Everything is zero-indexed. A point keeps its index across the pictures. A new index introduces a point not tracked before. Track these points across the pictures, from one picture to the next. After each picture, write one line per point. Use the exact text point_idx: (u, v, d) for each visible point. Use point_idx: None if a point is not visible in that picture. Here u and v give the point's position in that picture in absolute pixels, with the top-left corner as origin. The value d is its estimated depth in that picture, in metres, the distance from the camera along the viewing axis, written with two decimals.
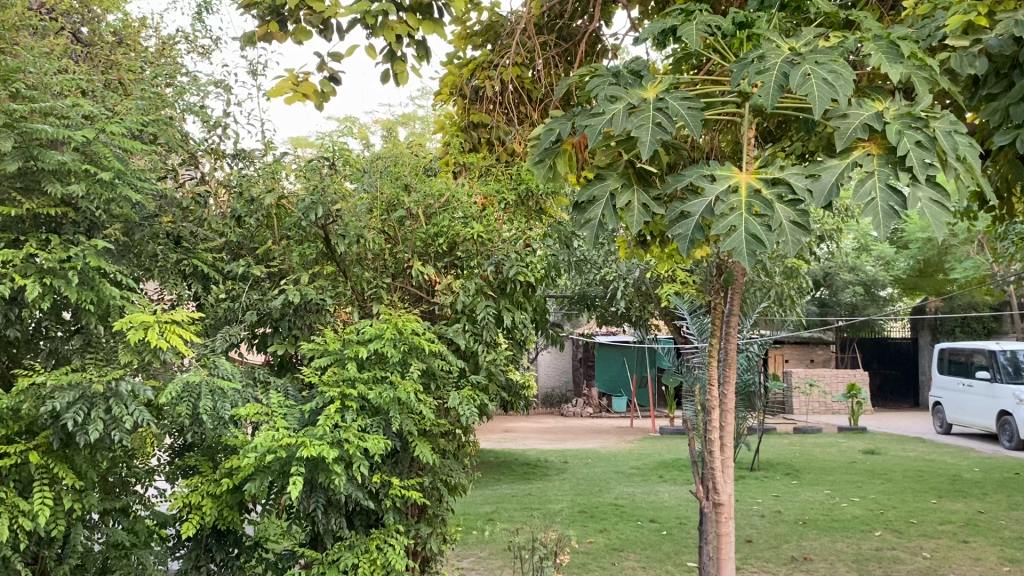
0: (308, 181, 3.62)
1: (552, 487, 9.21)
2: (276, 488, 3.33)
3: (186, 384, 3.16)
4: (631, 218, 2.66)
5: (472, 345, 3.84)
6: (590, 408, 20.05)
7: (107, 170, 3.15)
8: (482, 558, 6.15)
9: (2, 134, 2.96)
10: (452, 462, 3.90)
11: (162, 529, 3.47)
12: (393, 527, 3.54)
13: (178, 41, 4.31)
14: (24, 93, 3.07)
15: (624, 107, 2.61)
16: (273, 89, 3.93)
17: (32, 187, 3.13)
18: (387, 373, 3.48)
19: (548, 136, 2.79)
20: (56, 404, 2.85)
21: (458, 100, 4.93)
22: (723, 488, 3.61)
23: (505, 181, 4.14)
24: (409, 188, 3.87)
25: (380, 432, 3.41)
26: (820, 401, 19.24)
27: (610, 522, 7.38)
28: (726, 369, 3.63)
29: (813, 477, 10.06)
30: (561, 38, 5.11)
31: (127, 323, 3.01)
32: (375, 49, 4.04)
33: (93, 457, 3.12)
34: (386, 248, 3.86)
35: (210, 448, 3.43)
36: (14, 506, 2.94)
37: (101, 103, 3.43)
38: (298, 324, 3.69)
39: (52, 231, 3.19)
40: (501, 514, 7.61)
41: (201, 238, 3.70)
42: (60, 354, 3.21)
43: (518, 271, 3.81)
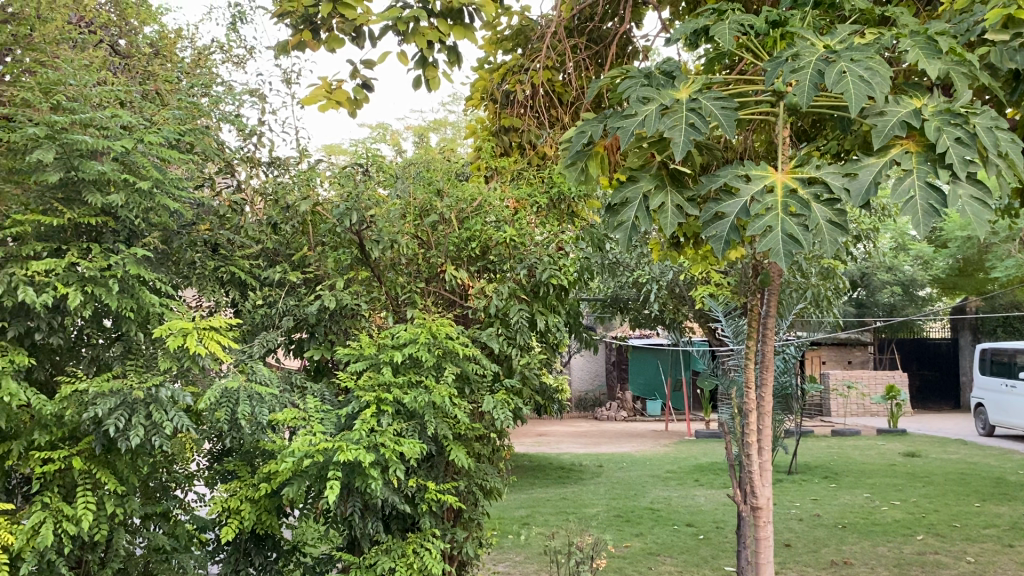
0: (342, 187, 3.66)
1: (587, 491, 9.18)
2: (314, 492, 3.35)
3: (225, 390, 3.20)
4: (665, 220, 2.64)
5: (506, 349, 3.82)
6: (624, 412, 19.93)
7: (146, 179, 3.21)
8: (518, 562, 6.15)
9: (44, 145, 3.03)
10: (488, 466, 3.89)
11: (202, 533, 3.51)
12: (428, 531, 3.55)
13: (213, 51, 4.38)
14: (65, 105, 3.13)
15: (656, 107, 2.59)
16: (306, 97, 3.96)
17: (73, 198, 3.19)
18: (422, 378, 3.50)
19: (579, 138, 2.80)
20: (99, 411, 2.90)
21: (490, 105, 4.95)
22: (763, 490, 3.53)
23: (537, 185, 4.13)
24: (442, 192, 3.85)
25: (415, 436, 3.42)
26: (858, 403, 18.99)
27: (646, 527, 7.33)
28: (762, 372, 3.55)
29: (852, 480, 9.92)
30: (592, 41, 5.08)
31: (166, 330, 3.05)
32: (407, 55, 4.06)
33: (134, 462, 3.17)
34: (419, 253, 3.87)
35: (248, 453, 3.47)
36: (59, 511, 3.00)
37: (139, 114, 3.48)
38: (333, 329, 3.73)
39: (93, 240, 3.24)
40: (535, 519, 7.59)
41: (238, 245, 3.74)
42: (101, 361, 3.27)
43: (551, 274, 3.80)
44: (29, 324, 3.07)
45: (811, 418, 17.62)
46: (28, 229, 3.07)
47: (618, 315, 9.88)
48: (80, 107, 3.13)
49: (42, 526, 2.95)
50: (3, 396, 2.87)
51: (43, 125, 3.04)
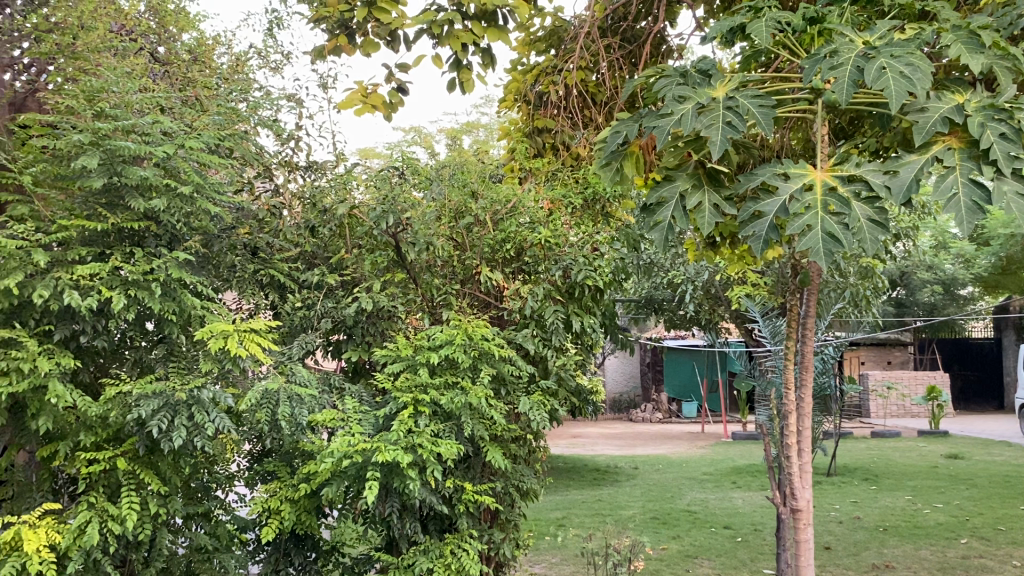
0: (378, 190, 3.70)
1: (623, 493, 9.13)
2: (352, 493, 3.37)
3: (266, 391, 3.25)
4: (702, 219, 2.62)
5: (542, 350, 3.82)
6: (660, 413, 19.81)
7: (186, 184, 3.27)
8: (555, 564, 6.14)
9: (88, 152, 3.09)
10: (525, 467, 3.88)
11: (242, 533, 3.55)
12: (466, 532, 3.55)
13: (251, 57, 4.45)
14: (108, 112, 3.19)
15: (692, 107, 2.58)
16: (343, 102, 4.00)
17: (116, 203, 3.25)
18: (458, 379, 3.52)
19: (614, 138, 2.79)
20: (142, 412, 2.95)
21: (523, 106, 4.95)
22: (803, 492, 3.49)
23: (571, 185, 4.12)
24: (476, 194, 3.89)
25: (452, 437, 3.44)
26: (898, 404, 18.69)
27: (683, 529, 7.28)
28: (801, 373, 3.51)
29: (893, 483, 9.76)
30: (625, 41, 5.05)
31: (208, 332, 3.10)
32: (442, 58, 4.08)
33: (176, 463, 3.22)
34: (454, 254, 3.88)
35: (288, 454, 3.50)
36: (104, 511, 3.05)
37: (180, 120, 3.53)
38: (370, 331, 3.76)
39: (136, 245, 3.30)
40: (571, 521, 7.58)
41: (277, 248, 3.78)
42: (144, 363, 3.32)
43: (587, 275, 3.79)
44: (74, 327, 3.13)
45: (850, 420, 17.38)
46: (72, 234, 3.13)
47: (653, 316, 9.82)
48: (123, 113, 3.18)
49: (88, 525, 3.01)
50: (50, 398, 2.93)
51: (87, 132, 3.10)
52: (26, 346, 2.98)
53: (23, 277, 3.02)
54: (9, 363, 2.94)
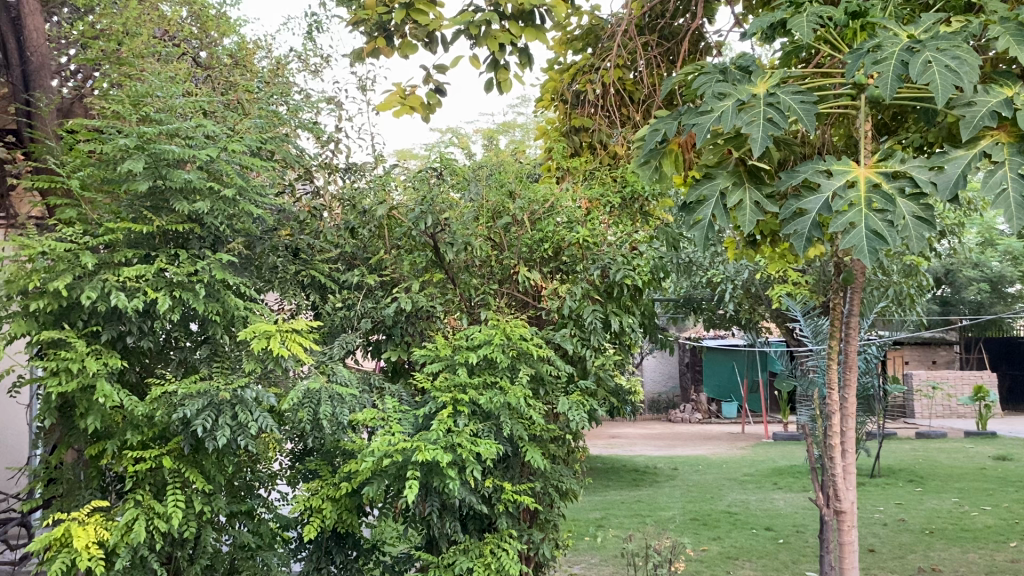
0: (417, 191, 3.71)
1: (662, 494, 9.06)
2: (393, 492, 3.40)
3: (307, 391, 3.28)
4: (743, 217, 2.59)
5: (580, 350, 3.80)
6: (699, 414, 19.65)
7: (230, 187, 3.31)
8: (593, 565, 6.11)
9: (134, 156, 3.15)
10: (563, 467, 3.87)
11: (285, 532, 3.58)
12: (505, 531, 3.56)
13: (291, 60, 4.53)
14: (153, 116, 3.25)
15: (733, 104, 2.55)
16: (381, 103, 4.03)
17: (161, 206, 3.31)
18: (497, 378, 3.52)
19: (653, 136, 2.77)
20: (187, 412, 3.00)
21: (560, 106, 4.95)
22: (846, 494, 3.43)
23: (609, 184, 4.09)
24: (514, 195, 3.88)
25: (491, 436, 3.44)
26: (943, 404, 18.35)
27: (724, 530, 7.21)
28: (845, 372, 3.45)
29: (939, 485, 9.58)
30: (663, 37, 5.00)
31: (251, 333, 3.14)
32: (479, 59, 4.09)
33: (220, 461, 3.27)
34: (493, 254, 3.89)
35: (329, 453, 3.53)
36: (150, 509, 3.11)
37: (223, 123, 3.58)
38: (410, 331, 3.79)
39: (180, 247, 3.35)
40: (611, 522, 7.55)
41: (318, 249, 3.82)
42: (189, 364, 3.38)
43: (626, 274, 3.76)
44: (121, 328, 3.20)
45: (894, 421, 17.09)
46: (119, 237, 3.19)
47: (692, 315, 9.73)
48: (167, 118, 3.24)
49: (135, 522, 3.06)
50: (98, 398, 2.99)
51: (132, 136, 3.17)
52: (75, 346, 3.04)
53: (72, 279, 3.10)
54: (59, 363, 3.01)
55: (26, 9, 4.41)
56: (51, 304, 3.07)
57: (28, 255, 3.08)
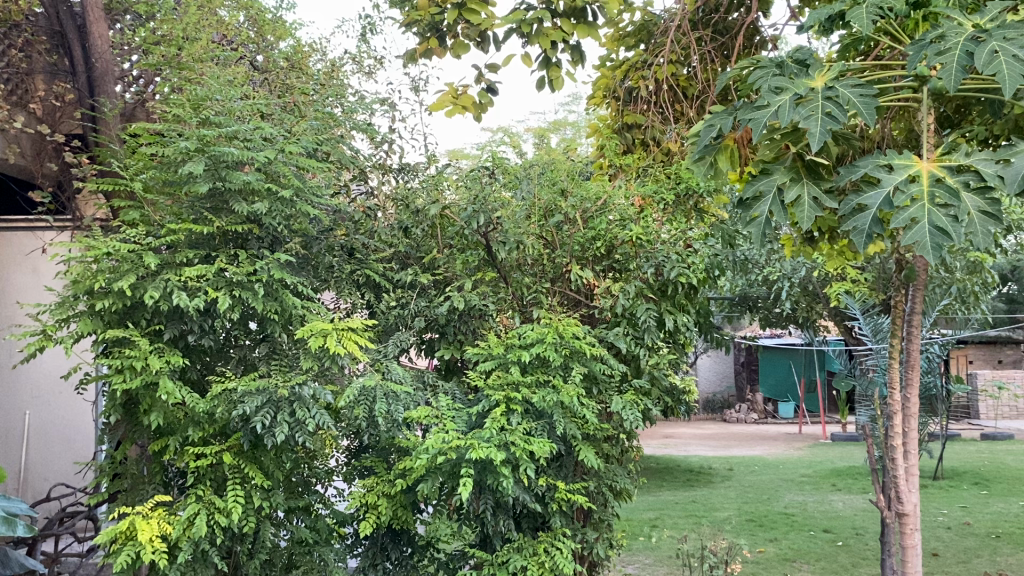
0: (469, 190, 3.73)
1: (717, 495, 8.96)
2: (447, 489, 3.41)
3: (363, 388, 3.33)
4: (801, 213, 2.54)
5: (634, 349, 3.77)
6: (755, 413, 19.38)
7: (287, 188, 3.37)
8: (648, 565, 6.07)
9: (195, 159, 3.23)
10: (617, 467, 3.85)
11: (341, 528, 3.59)
12: (559, 530, 3.55)
13: (346, 62, 4.60)
14: (213, 120, 3.32)
15: (790, 98, 2.51)
16: (434, 104, 4.08)
17: (221, 207, 3.39)
18: (550, 377, 3.51)
19: (707, 131, 2.74)
20: (247, 408, 3.07)
21: (612, 103, 4.94)
22: (909, 496, 3.35)
23: (663, 181, 4.04)
24: (566, 192, 3.87)
25: (545, 435, 3.44)
26: (1010, 405, 17.80)
27: (780, 532, 7.10)
28: (907, 372, 3.36)
29: (1007, 488, 9.29)
30: (717, 32, 4.91)
31: (308, 331, 3.20)
32: (531, 57, 4.10)
33: (279, 458, 3.34)
34: (544, 253, 3.87)
35: (384, 450, 3.56)
36: (211, 503, 3.18)
37: (280, 125, 3.64)
38: (463, 329, 3.81)
39: (239, 247, 3.43)
40: (665, 522, 7.49)
41: (373, 248, 3.86)
42: (248, 362, 3.44)
43: (680, 272, 3.72)
44: (183, 326, 3.27)
45: (958, 422, 16.64)
46: (180, 237, 3.27)
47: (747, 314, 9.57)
48: (227, 121, 3.31)
49: (197, 517, 3.13)
50: (161, 395, 3.08)
51: (193, 139, 3.25)
52: (138, 344, 3.12)
53: (136, 279, 3.19)
54: (123, 361, 3.09)
55: (91, 16, 4.55)
56: (115, 303, 3.16)
57: (94, 256, 3.17)
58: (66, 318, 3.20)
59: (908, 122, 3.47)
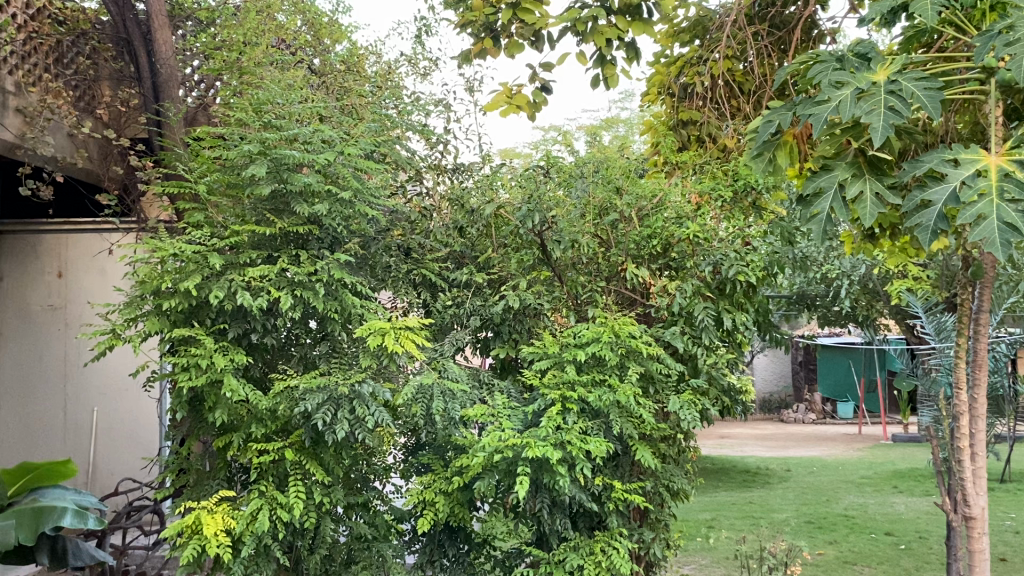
0: (525, 190, 3.75)
1: (775, 496, 8.83)
2: (503, 487, 3.43)
3: (420, 386, 3.37)
4: (863, 209, 2.49)
5: (691, 348, 3.73)
6: (814, 414, 19.02)
7: (346, 189, 3.42)
8: (705, 566, 6.01)
9: (257, 162, 3.30)
10: (674, 467, 3.82)
11: (399, 524, 3.65)
12: (616, 530, 3.54)
13: (402, 65, 4.69)
14: (274, 123, 3.39)
15: (851, 92, 2.47)
16: (488, 103, 4.12)
17: (282, 209, 3.46)
18: (606, 376, 3.50)
19: (767, 127, 2.70)
20: (308, 406, 3.14)
21: (667, 99, 4.92)
22: (976, 499, 3.27)
23: (720, 178, 3.99)
24: (621, 191, 3.83)
25: (601, 434, 3.43)
26: None
27: (841, 534, 6.97)
28: (974, 373, 3.28)
29: None
30: (774, 26, 4.83)
31: (366, 330, 3.26)
32: (586, 55, 4.10)
33: (338, 454, 3.39)
34: (599, 251, 3.85)
35: (441, 448, 3.58)
36: (274, 499, 3.24)
37: (338, 127, 3.69)
38: (518, 328, 3.83)
39: (300, 248, 3.49)
40: (722, 522, 7.42)
41: (428, 248, 3.89)
42: (308, 360, 3.50)
43: (738, 270, 3.66)
44: (247, 325, 3.35)
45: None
46: (243, 238, 3.35)
47: (805, 313, 9.42)
48: (287, 124, 3.37)
49: (259, 512, 3.20)
50: (225, 392, 3.15)
51: (255, 142, 3.32)
52: (204, 343, 3.21)
53: (201, 280, 3.27)
54: (189, 359, 3.18)
55: (156, 23, 4.66)
56: (181, 303, 3.24)
57: (161, 257, 3.26)
58: (134, 318, 3.30)
59: (974, 115, 3.38)
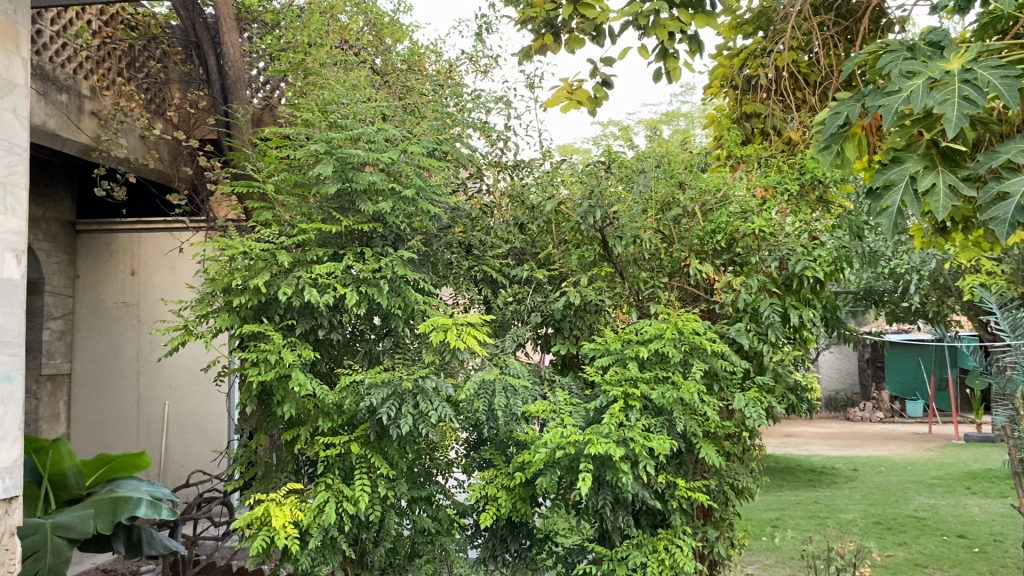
0: (586, 185, 3.74)
1: (842, 496, 8.65)
2: (565, 483, 3.42)
3: (482, 381, 3.39)
4: (936, 202, 2.41)
5: (757, 345, 3.67)
6: (881, 413, 18.58)
7: (409, 187, 3.46)
8: (769, 566, 5.92)
9: (324, 162, 3.37)
10: (739, 465, 3.77)
11: (461, 518, 3.68)
12: (680, 528, 3.51)
13: (462, 63, 4.76)
14: (339, 123, 3.44)
15: (924, 82, 2.40)
16: (549, 100, 4.13)
17: (347, 207, 3.51)
18: (669, 373, 3.47)
19: (834, 119, 2.65)
20: (373, 400, 3.19)
21: (730, 92, 4.86)
22: None
23: (786, 171, 3.89)
24: (685, 185, 3.81)
25: (664, 432, 3.41)
26: None
27: (911, 536, 6.80)
28: None
29: None
30: (840, 16, 4.72)
31: (429, 326, 3.29)
32: (648, 49, 4.08)
33: (402, 448, 3.43)
34: (662, 247, 3.81)
35: (503, 443, 3.60)
36: (340, 492, 3.30)
37: (400, 126, 3.72)
38: (579, 325, 3.83)
39: (365, 245, 3.55)
40: (787, 522, 7.29)
41: (489, 245, 3.91)
42: (373, 355, 3.55)
43: (806, 265, 3.58)
44: (314, 321, 3.42)
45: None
46: (310, 236, 3.41)
47: (872, 309, 9.22)
48: (351, 124, 3.42)
49: (326, 505, 3.26)
50: (293, 386, 3.22)
51: (321, 142, 3.38)
52: (272, 339, 3.28)
53: (270, 277, 3.34)
54: (259, 354, 3.26)
55: (225, 26, 4.77)
56: (251, 299, 3.31)
57: (231, 255, 3.35)
58: (205, 314, 3.40)
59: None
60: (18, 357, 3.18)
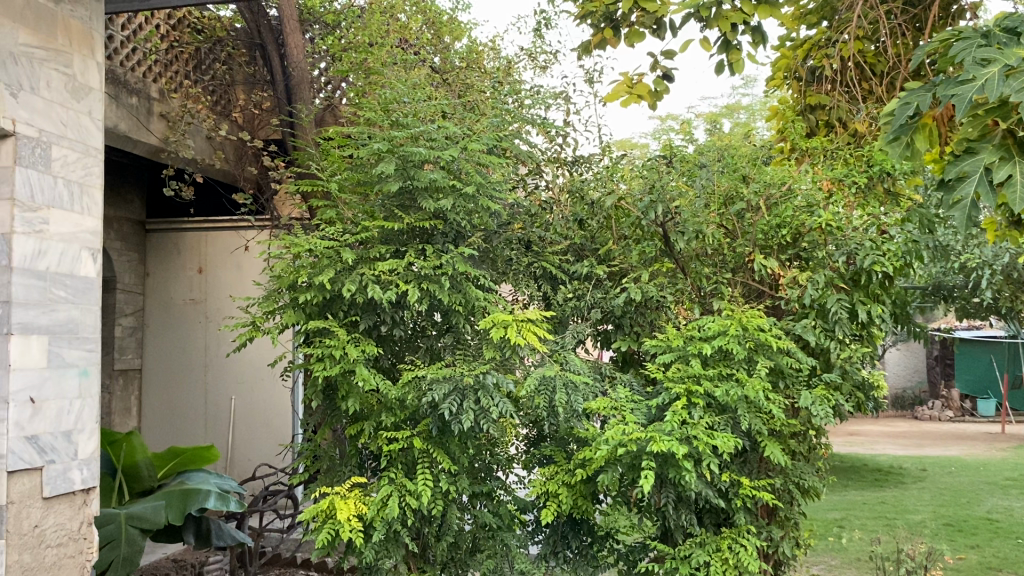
0: (646, 180, 3.71)
1: (910, 496, 8.43)
2: (626, 481, 3.40)
3: (543, 377, 3.38)
4: (1014, 194, 2.32)
5: (824, 342, 3.59)
6: (950, 412, 18.06)
7: (469, 184, 3.48)
8: (834, 567, 5.80)
9: (386, 160, 3.41)
10: (804, 464, 3.71)
11: (522, 514, 3.69)
12: (744, 527, 3.46)
13: (521, 60, 4.77)
14: (400, 122, 3.48)
15: (999, 69, 2.32)
16: (609, 95, 4.11)
17: (408, 205, 3.54)
18: (733, 370, 3.42)
19: (904, 110, 2.57)
20: (436, 396, 3.21)
21: (793, 84, 4.78)
22: None
23: (853, 164, 3.80)
24: (748, 179, 3.74)
25: (728, 430, 3.37)
26: None
27: (984, 538, 6.60)
28: None
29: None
30: (908, 3, 4.58)
31: (490, 322, 3.29)
32: (709, 41, 4.02)
33: (463, 444, 3.46)
34: (725, 242, 3.76)
35: (564, 440, 3.60)
36: (403, 486, 3.33)
37: (460, 124, 3.74)
38: (640, 321, 3.81)
39: (426, 242, 3.57)
40: (852, 522, 7.14)
41: (549, 241, 3.93)
42: (434, 351, 3.59)
43: (874, 260, 3.48)
44: (376, 317, 3.47)
45: None
46: (372, 234, 3.46)
47: (942, 304, 8.97)
48: (412, 122, 3.46)
49: (389, 499, 3.30)
50: (357, 381, 3.27)
51: (384, 141, 3.42)
52: (337, 335, 3.33)
53: (334, 274, 3.39)
54: (323, 350, 3.31)
55: (288, 28, 4.85)
56: (316, 296, 3.36)
57: (296, 253, 3.40)
58: (272, 311, 3.47)
59: None
60: (94, 352, 3.28)
